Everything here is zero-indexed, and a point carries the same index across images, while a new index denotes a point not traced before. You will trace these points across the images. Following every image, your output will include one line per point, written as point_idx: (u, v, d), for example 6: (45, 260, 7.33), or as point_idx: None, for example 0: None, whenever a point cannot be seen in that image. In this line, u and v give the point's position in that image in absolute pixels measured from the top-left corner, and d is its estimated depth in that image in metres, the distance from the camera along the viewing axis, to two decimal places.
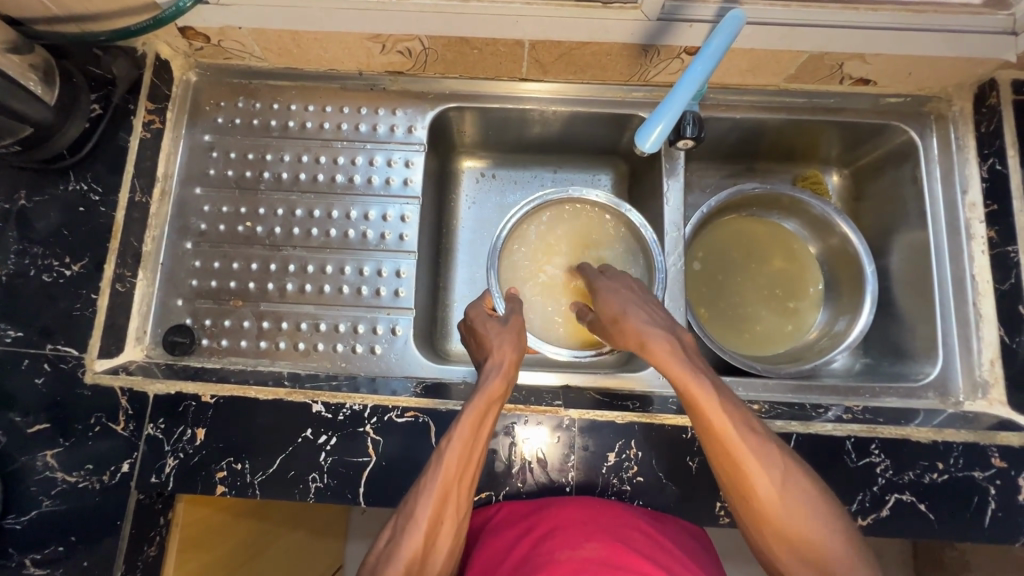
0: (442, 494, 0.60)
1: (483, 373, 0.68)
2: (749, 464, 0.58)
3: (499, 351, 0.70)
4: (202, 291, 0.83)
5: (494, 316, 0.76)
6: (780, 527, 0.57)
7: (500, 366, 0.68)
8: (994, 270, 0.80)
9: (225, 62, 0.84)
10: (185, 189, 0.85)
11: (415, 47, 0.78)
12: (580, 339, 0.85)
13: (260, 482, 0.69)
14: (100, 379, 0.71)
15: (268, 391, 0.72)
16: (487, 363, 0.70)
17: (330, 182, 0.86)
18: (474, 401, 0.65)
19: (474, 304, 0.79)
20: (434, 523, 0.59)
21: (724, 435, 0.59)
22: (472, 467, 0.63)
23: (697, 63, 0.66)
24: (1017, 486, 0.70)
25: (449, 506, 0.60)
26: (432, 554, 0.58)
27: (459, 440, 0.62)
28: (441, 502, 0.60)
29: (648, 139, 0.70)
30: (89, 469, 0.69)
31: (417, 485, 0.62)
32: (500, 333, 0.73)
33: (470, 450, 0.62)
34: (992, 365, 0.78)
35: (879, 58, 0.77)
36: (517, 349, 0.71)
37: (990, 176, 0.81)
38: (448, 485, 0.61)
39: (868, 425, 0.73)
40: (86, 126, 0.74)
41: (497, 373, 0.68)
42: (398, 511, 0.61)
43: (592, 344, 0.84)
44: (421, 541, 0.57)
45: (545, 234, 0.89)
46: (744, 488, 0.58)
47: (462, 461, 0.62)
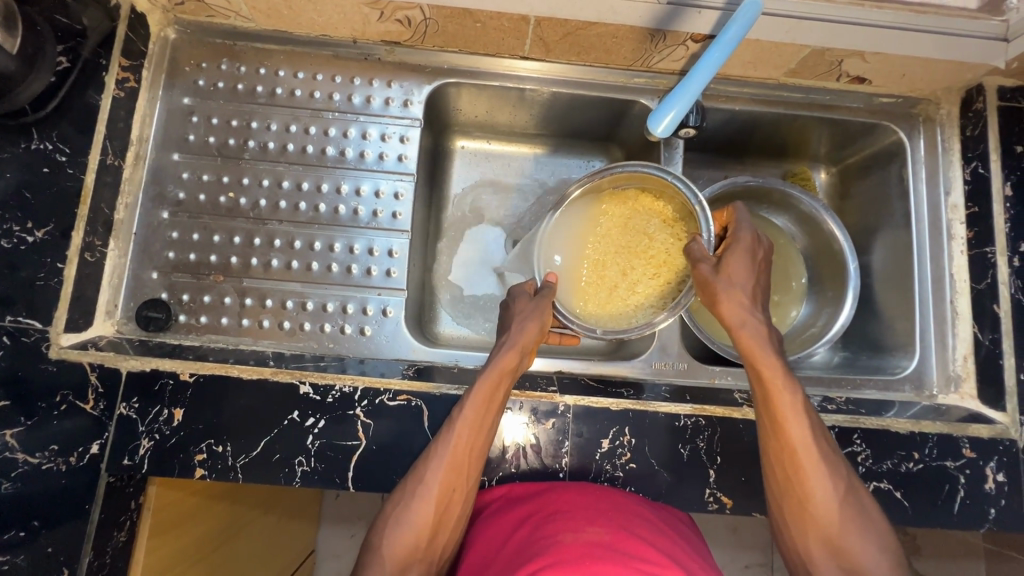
0: (452, 463, 0.62)
1: (495, 349, 0.68)
2: (811, 466, 0.61)
3: (517, 328, 0.69)
4: (179, 264, 0.78)
5: (529, 294, 0.74)
6: (818, 517, 0.61)
7: (514, 342, 0.68)
8: (971, 270, 0.83)
9: (208, 20, 0.78)
10: (162, 155, 0.80)
11: (415, 16, 0.74)
12: (618, 315, 0.77)
13: (242, 465, 0.66)
14: (66, 354, 0.67)
15: (252, 370, 0.69)
16: (501, 338, 0.70)
17: (320, 155, 0.82)
18: (486, 375, 0.65)
19: (517, 285, 0.77)
20: (446, 494, 0.61)
21: (793, 438, 0.62)
22: (480, 440, 0.63)
23: (714, 48, 0.68)
24: (985, 475, 0.73)
25: (461, 477, 0.62)
26: (443, 524, 0.61)
27: (471, 409, 0.63)
28: (452, 472, 0.61)
29: (657, 122, 0.74)
30: (54, 450, 0.63)
31: (429, 450, 0.63)
32: (525, 312, 0.71)
33: (482, 419, 0.63)
34: (965, 360, 0.82)
35: (877, 57, 0.79)
36: (539, 327, 0.70)
37: (972, 179, 0.84)
38: (459, 457, 0.62)
39: (851, 415, 0.75)
40: (52, 80, 0.66)
41: (508, 347, 0.67)
42: (411, 474, 0.63)
43: (634, 316, 0.77)
44: (432, 510, 0.60)
45: (588, 217, 0.79)
46: (797, 488, 0.62)
47: (473, 436, 0.63)
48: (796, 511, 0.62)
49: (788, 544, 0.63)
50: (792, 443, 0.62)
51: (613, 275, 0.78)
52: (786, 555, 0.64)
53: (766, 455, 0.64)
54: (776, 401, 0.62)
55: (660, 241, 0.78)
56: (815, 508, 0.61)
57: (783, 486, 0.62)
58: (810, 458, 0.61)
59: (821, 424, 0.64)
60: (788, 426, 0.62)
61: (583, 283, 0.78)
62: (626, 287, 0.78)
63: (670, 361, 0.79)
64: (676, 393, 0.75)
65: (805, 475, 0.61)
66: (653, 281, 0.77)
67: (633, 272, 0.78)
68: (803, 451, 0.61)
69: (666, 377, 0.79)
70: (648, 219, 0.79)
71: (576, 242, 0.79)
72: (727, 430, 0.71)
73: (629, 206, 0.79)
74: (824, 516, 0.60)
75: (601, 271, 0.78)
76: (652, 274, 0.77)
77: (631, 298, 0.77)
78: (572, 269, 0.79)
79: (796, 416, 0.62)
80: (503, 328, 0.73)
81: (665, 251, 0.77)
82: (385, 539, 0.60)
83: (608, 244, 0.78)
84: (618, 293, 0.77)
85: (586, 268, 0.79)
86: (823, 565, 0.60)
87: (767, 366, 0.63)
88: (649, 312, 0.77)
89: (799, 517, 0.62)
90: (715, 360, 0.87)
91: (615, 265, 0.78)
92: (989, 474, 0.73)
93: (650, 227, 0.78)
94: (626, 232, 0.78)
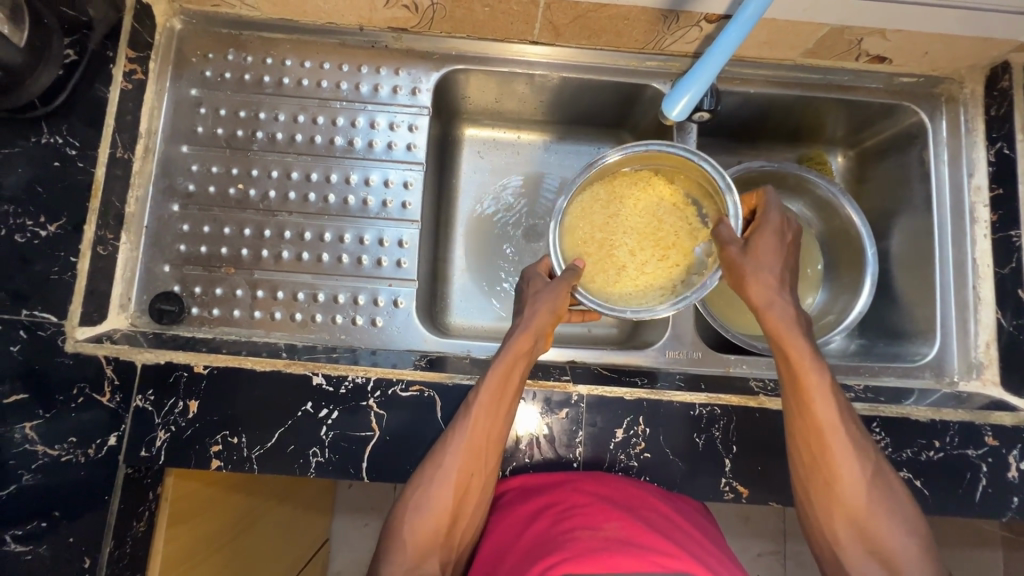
0: (472, 447, 0.62)
1: (510, 331, 0.68)
2: (836, 447, 0.61)
3: (531, 309, 0.69)
4: (191, 257, 0.77)
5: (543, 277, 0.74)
6: (841, 499, 0.61)
7: (531, 326, 0.68)
8: (995, 254, 0.80)
9: (215, 8, 0.78)
10: (171, 147, 0.79)
11: (422, 1, 0.74)
12: (626, 297, 0.75)
13: (257, 457, 0.66)
14: (81, 347, 0.67)
15: (265, 363, 0.68)
16: (518, 321, 0.69)
17: (328, 145, 0.81)
18: (502, 357, 0.66)
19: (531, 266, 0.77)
20: (466, 478, 0.62)
21: (816, 420, 0.61)
22: (500, 424, 0.64)
23: (731, 28, 0.66)
24: (1008, 464, 0.72)
25: (480, 460, 0.63)
26: (465, 503, 0.62)
27: (487, 394, 0.63)
28: (471, 456, 0.62)
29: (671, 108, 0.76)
30: (72, 442, 0.64)
31: (447, 434, 0.64)
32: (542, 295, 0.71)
33: (500, 404, 0.64)
34: (988, 346, 0.80)
35: (898, 34, 0.76)
36: (556, 312, 0.69)
37: (997, 161, 0.81)
38: (478, 442, 0.63)
39: (871, 404, 0.73)
40: (60, 74, 0.66)
41: (524, 331, 0.67)
42: (429, 457, 0.64)
43: (642, 298, 0.75)
44: (453, 493, 0.61)
45: (598, 195, 0.78)
46: (819, 469, 0.61)
47: (492, 418, 0.63)
48: (819, 492, 0.62)
49: (809, 525, 0.63)
50: (815, 425, 0.61)
51: (621, 255, 0.77)
52: (808, 534, 0.64)
53: (788, 438, 0.64)
54: (798, 383, 0.62)
55: (670, 223, 0.77)
56: (839, 489, 0.61)
57: (807, 468, 0.62)
58: (833, 440, 0.61)
59: (848, 404, 0.63)
60: (811, 408, 0.62)
61: (593, 261, 0.76)
62: (634, 268, 0.76)
63: (684, 349, 0.78)
64: (691, 382, 0.74)
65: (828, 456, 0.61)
66: (662, 263, 0.76)
67: (641, 253, 0.77)
68: (828, 433, 0.61)
69: (679, 366, 0.78)
70: (659, 201, 0.78)
71: (585, 220, 0.78)
72: (744, 419, 0.71)
73: (641, 185, 0.79)
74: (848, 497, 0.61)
75: (608, 250, 0.77)
76: (661, 256, 0.76)
77: (639, 279, 0.76)
78: (581, 245, 0.77)
79: (820, 398, 0.62)
80: (517, 310, 0.73)
81: (674, 235, 0.77)
82: (408, 520, 0.61)
83: (615, 225, 0.78)
84: (626, 274, 0.76)
85: (595, 246, 0.77)
86: (846, 543, 0.60)
87: (790, 347, 0.63)
88: (658, 295, 0.75)
89: (822, 499, 0.62)
90: (729, 349, 0.85)
91: (622, 245, 0.77)
92: (1012, 463, 0.72)
93: (660, 210, 0.78)
94: (635, 213, 0.78)
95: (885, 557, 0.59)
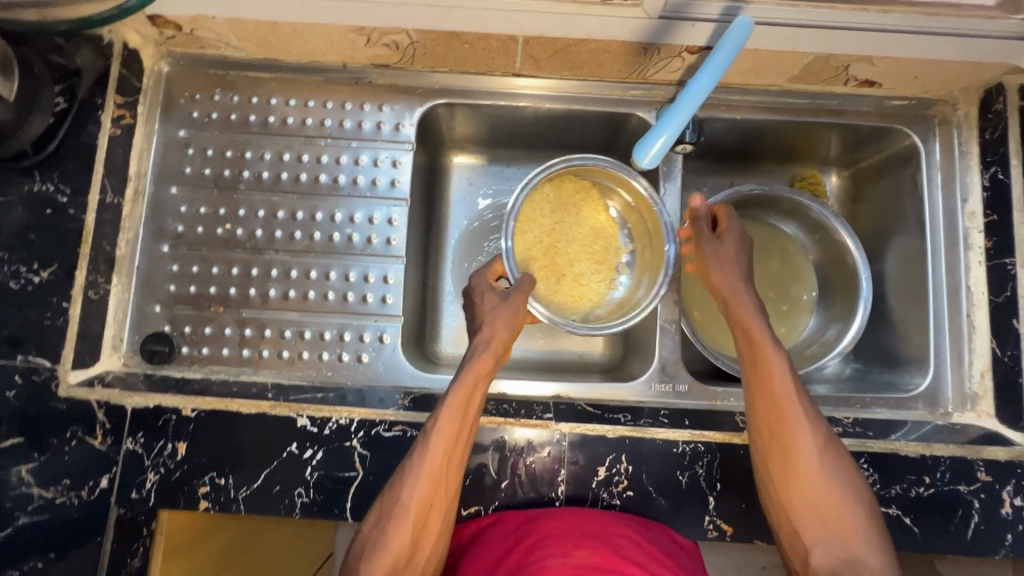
0: (441, 468, 0.63)
1: (470, 349, 0.69)
2: (801, 440, 0.63)
3: (488, 326, 0.70)
4: (181, 297, 0.79)
5: (495, 288, 0.75)
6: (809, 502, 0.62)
7: (490, 342, 0.69)
8: (990, 282, 0.79)
9: (200, 51, 0.79)
10: (160, 188, 0.80)
11: (402, 41, 0.74)
12: (563, 304, 0.80)
13: (244, 498, 0.67)
14: (74, 393, 0.69)
15: (250, 404, 0.70)
16: (476, 338, 0.70)
17: (314, 183, 0.82)
18: (462, 378, 0.66)
19: (479, 273, 0.77)
20: (435, 495, 0.62)
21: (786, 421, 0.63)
22: (465, 438, 0.65)
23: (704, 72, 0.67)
24: (1001, 499, 0.70)
25: (444, 478, 0.63)
26: (424, 533, 0.62)
27: (452, 408, 0.64)
28: (442, 473, 0.63)
29: (647, 154, 0.73)
30: (66, 484, 0.67)
31: (412, 455, 0.64)
32: (498, 309, 0.72)
33: (465, 416, 0.64)
34: (983, 377, 0.78)
35: (885, 60, 0.75)
36: (512, 327, 0.71)
37: (991, 185, 0.79)
38: (446, 458, 0.63)
39: (858, 439, 0.73)
40: (51, 121, 0.71)
41: (485, 347, 0.68)
42: (397, 478, 0.64)
43: (574, 308, 0.81)
44: (410, 525, 0.60)
45: (545, 200, 0.83)
46: (785, 467, 0.63)
47: (450, 442, 0.63)
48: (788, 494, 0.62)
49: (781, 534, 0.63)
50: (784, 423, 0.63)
51: (563, 265, 0.82)
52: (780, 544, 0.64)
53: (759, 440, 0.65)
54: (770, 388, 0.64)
55: (604, 241, 0.85)
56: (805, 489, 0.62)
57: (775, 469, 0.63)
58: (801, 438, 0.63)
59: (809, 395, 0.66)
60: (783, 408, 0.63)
61: (539, 266, 0.80)
62: (573, 277, 0.82)
63: (671, 382, 0.78)
64: (675, 417, 0.73)
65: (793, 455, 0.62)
66: (595, 277, 0.83)
67: (579, 264, 0.83)
68: (795, 433, 0.63)
69: (666, 399, 0.77)
70: (595, 217, 0.85)
71: (535, 226, 0.81)
72: (727, 456, 0.70)
73: (584, 200, 0.84)
74: (817, 497, 0.62)
75: (552, 259, 0.81)
76: (595, 268, 0.83)
77: (576, 288, 0.81)
78: (529, 248, 0.80)
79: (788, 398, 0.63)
80: (472, 326, 0.74)
81: (606, 252, 0.85)
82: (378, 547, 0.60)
83: (558, 234, 0.83)
84: (566, 283, 0.81)
85: (541, 251, 0.81)
86: (818, 550, 0.61)
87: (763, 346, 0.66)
88: (587, 306, 0.82)
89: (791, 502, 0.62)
90: (717, 378, 0.85)
91: (562, 254, 0.82)
92: (1006, 499, 0.70)
93: (596, 226, 0.85)
94: (574, 225, 0.84)
95: (851, 556, 0.59)
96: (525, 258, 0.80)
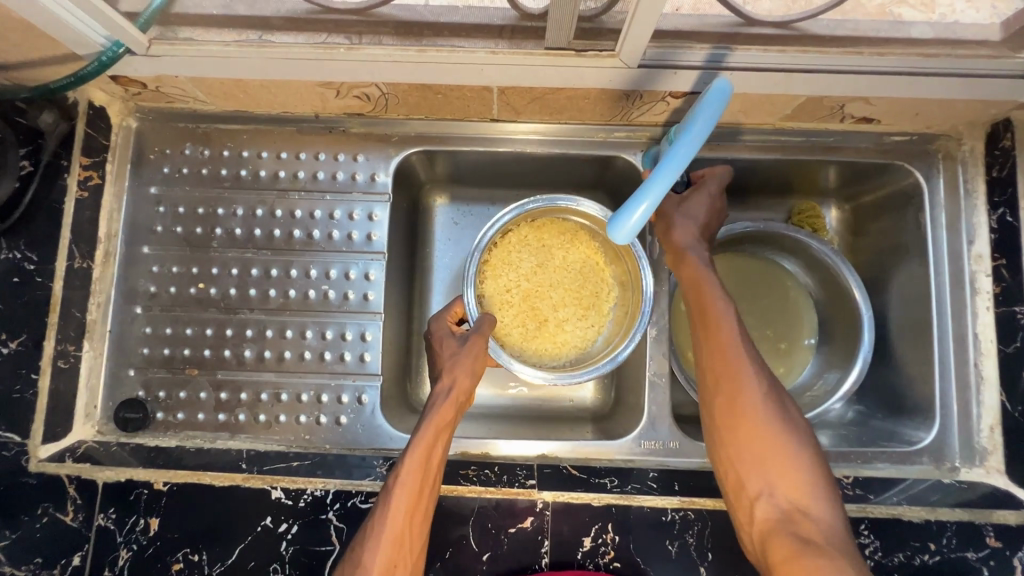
0: (404, 526, 0.58)
1: (431, 398, 0.66)
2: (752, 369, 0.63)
3: (449, 374, 0.67)
4: (155, 359, 0.77)
5: (455, 333, 0.72)
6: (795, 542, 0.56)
7: (450, 391, 0.66)
8: (999, 329, 0.75)
9: (169, 105, 0.76)
10: (132, 248, 0.78)
11: (373, 92, 0.71)
12: (543, 354, 0.77)
13: (218, 575, 0.65)
14: (44, 468, 0.68)
15: (224, 477, 0.68)
16: (437, 386, 0.67)
17: (288, 239, 0.79)
18: (421, 431, 0.62)
19: (438, 317, 0.74)
20: (396, 561, 0.56)
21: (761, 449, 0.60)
22: (427, 493, 0.60)
23: (681, 148, 0.57)
24: (1012, 567, 0.66)
25: (408, 539, 0.58)
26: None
27: (415, 455, 0.61)
28: (403, 533, 0.58)
29: (625, 229, 0.60)
30: (38, 562, 0.65)
31: (375, 516, 0.59)
32: (457, 355, 0.69)
33: (428, 469, 0.61)
34: (992, 431, 0.74)
35: (882, 100, 0.70)
36: (473, 374, 0.68)
37: (998, 228, 0.75)
38: (410, 513, 0.59)
39: (858, 503, 0.69)
40: (16, 186, 0.68)
41: (447, 396, 0.65)
42: (358, 543, 0.59)
43: (556, 356, 0.77)
44: None
45: (525, 242, 0.79)
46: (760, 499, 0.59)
47: (412, 498, 0.59)
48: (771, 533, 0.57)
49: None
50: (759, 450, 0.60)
51: (543, 311, 0.78)
52: None
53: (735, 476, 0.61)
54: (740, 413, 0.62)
55: (593, 283, 0.80)
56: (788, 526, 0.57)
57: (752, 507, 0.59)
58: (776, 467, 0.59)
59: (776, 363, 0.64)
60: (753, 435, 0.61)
61: (513, 312, 0.77)
62: (554, 324, 0.78)
63: (660, 439, 0.75)
64: (665, 482, 0.70)
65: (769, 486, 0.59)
66: (580, 322, 0.78)
67: (562, 309, 0.78)
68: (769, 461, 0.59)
69: (655, 458, 0.74)
70: (583, 259, 0.80)
71: (511, 270, 0.78)
72: (718, 524, 0.67)
73: (569, 239, 0.80)
74: (766, 451, 0.60)
75: (529, 305, 0.78)
76: (580, 314, 0.79)
77: (557, 336, 0.78)
78: (503, 294, 0.77)
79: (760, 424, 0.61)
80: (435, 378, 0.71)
81: (595, 294, 0.80)
82: None
83: (538, 278, 0.78)
84: (546, 330, 0.77)
85: (518, 296, 0.78)
86: None
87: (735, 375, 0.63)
88: (571, 353, 0.78)
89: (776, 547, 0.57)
90: None
91: (543, 299, 0.78)
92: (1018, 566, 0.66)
93: (584, 268, 0.80)
94: (558, 267, 0.79)
95: None
96: (498, 304, 0.77)
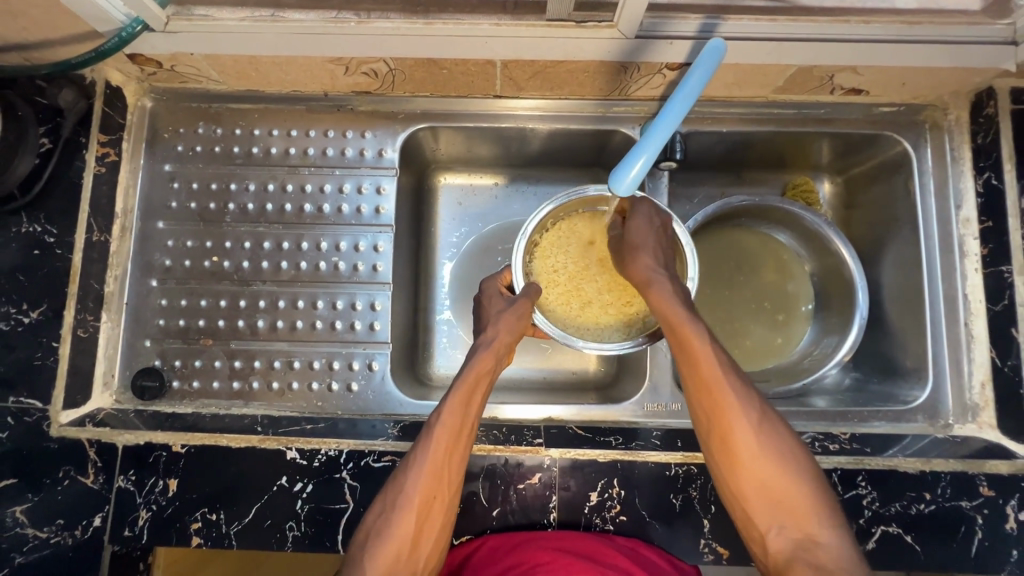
0: (435, 470, 0.60)
1: (473, 350, 0.69)
2: (735, 424, 0.59)
3: (493, 328, 0.70)
4: (170, 331, 0.79)
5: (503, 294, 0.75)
6: (760, 490, 0.58)
7: (491, 344, 0.69)
8: (986, 290, 0.77)
9: (182, 86, 0.79)
10: (148, 224, 0.81)
11: (380, 68, 0.73)
12: (585, 332, 0.76)
13: (236, 533, 0.67)
14: (66, 432, 0.70)
15: (241, 439, 0.70)
16: (479, 338, 0.70)
17: (299, 213, 0.82)
18: (463, 376, 0.65)
19: (490, 277, 0.78)
20: (428, 500, 0.59)
21: (720, 403, 0.60)
22: (464, 438, 0.63)
23: (674, 101, 0.61)
24: (1005, 515, 0.69)
25: (444, 479, 0.60)
26: (426, 528, 0.58)
27: (455, 398, 0.63)
28: (438, 475, 0.60)
29: (626, 181, 0.63)
30: (60, 523, 0.67)
31: (409, 459, 0.61)
32: (500, 312, 0.71)
33: (465, 414, 0.63)
34: (983, 387, 0.77)
35: (871, 70, 0.72)
36: (516, 331, 0.70)
37: (985, 192, 0.78)
38: (444, 457, 0.60)
39: (856, 456, 0.72)
40: (36, 162, 0.72)
41: (486, 348, 0.68)
42: (388, 484, 0.61)
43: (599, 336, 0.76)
44: (413, 521, 0.57)
45: (578, 227, 0.79)
46: (727, 446, 0.60)
47: (451, 439, 0.61)
48: (739, 479, 0.59)
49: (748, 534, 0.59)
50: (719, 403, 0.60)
51: (587, 292, 0.77)
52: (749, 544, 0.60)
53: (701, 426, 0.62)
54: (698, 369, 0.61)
55: None
56: (753, 472, 0.59)
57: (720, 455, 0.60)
58: (737, 420, 0.59)
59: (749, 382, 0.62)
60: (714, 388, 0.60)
61: (559, 289, 0.77)
62: (599, 305, 0.76)
63: (663, 401, 0.77)
64: (668, 439, 0.73)
65: (732, 437, 0.59)
66: (626, 308, 0.76)
67: (609, 293, 0.77)
68: (730, 414, 0.60)
69: (659, 420, 0.77)
70: None
71: (559, 250, 0.78)
72: None
73: None
74: (724, 404, 0.60)
75: (575, 285, 0.77)
76: (627, 301, 0.76)
77: (599, 317, 0.76)
78: (551, 271, 0.77)
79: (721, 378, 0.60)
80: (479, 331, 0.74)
81: None
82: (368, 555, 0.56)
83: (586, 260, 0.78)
84: (590, 310, 0.76)
85: (565, 276, 0.77)
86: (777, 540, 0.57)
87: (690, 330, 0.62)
88: (614, 337, 0.76)
89: (745, 490, 0.59)
90: None
91: (592, 281, 0.77)
92: (1010, 514, 0.69)
93: None
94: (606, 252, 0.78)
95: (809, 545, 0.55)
96: (545, 280, 0.77)
